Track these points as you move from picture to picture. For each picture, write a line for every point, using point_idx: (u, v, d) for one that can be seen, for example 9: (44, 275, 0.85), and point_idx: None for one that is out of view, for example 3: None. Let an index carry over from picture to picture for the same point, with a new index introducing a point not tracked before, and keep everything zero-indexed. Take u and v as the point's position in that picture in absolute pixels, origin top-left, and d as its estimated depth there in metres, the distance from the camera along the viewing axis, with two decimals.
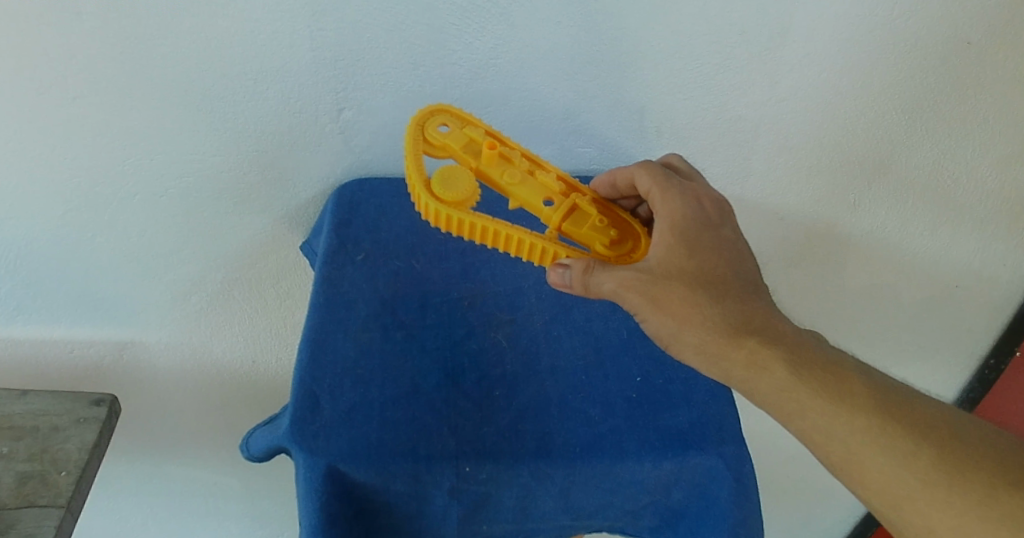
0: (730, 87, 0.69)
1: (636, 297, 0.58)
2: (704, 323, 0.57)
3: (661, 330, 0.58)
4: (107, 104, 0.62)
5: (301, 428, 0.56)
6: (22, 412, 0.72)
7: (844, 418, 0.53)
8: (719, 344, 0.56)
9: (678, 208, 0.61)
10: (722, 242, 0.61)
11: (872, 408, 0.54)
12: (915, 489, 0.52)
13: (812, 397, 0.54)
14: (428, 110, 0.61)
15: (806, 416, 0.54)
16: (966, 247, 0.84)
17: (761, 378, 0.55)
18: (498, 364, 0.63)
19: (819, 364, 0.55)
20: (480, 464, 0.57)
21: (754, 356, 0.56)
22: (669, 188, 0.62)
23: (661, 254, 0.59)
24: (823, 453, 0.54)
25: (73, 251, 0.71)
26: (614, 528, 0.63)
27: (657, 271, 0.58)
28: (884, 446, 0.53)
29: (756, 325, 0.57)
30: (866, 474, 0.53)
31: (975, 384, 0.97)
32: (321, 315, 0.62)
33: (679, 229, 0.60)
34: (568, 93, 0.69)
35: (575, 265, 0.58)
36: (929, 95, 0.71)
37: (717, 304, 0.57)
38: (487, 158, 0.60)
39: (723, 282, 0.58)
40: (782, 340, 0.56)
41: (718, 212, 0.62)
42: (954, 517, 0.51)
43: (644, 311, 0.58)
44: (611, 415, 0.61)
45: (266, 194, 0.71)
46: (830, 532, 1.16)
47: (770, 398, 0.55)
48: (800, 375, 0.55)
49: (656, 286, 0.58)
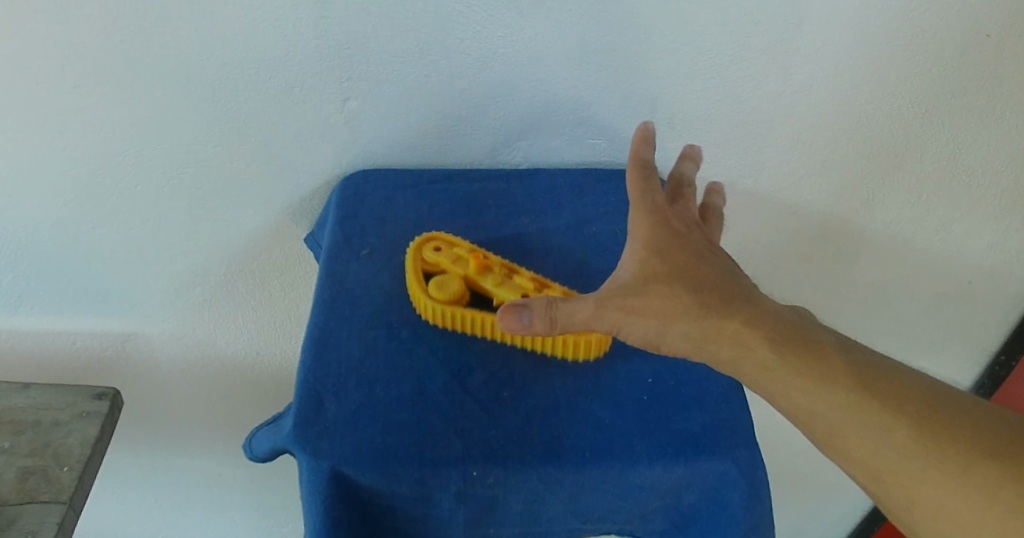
0: (744, 78, 0.68)
1: (614, 304, 0.53)
2: (686, 313, 0.53)
3: (645, 335, 0.53)
4: (106, 93, 0.62)
5: (305, 429, 0.51)
6: (23, 406, 0.72)
7: (826, 394, 0.50)
8: (702, 328, 0.52)
9: (651, 226, 0.57)
10: (695, 246, 0.57)
11: (853, 384, 0.51)
12: (898, 461, 0.49)
13: (795, 374, 0.51)
14: (420, 238, 0.62)
15: (789, 395, 0.51)
16: (981, 241, 0.82)
17: (743, 358, 0.52)
18: (505, 365, 0.56)
19: (799, 340, 0.52)
20: (487, 467, 0.51)
21: (735, 337, 0.52)
22: (641, 207, 0.58)
23: (634, 263, 0.55)
24: (805, 429, 0.52)
25: (75, 242, 0.70)
26: (622, 532, 0.56)
27: (631, 280, 0.54)
28: (866, 420, 0.50)
29: (736, 307, 0.53)
30: (850, 447, 0.50)
31: (986, 380, 0.95)
32: (326, 312, 0.58)
33: (651, 242, 0.56)
34: (578, 83, 0.67)
35: (535, 305, 0.53)
36: (945, 88, 0.70)
37: (694, 293, 0.53)
38: (474, 267, 0.59)
39: (699, 277, 0.54)
40: (764, 319, 0.53)
41: (687, 224, 0.59)
42: (936, 489, 0.48)
43: (624, 324, 0.53)
44: (622, 418, 0.54)
45: (269, 186, 0.69)
46: (838, 527, 1.15)
47: (753, 378, 0.52)
48: (783, 352, 0.51)
49: (632, 289, 0.53)
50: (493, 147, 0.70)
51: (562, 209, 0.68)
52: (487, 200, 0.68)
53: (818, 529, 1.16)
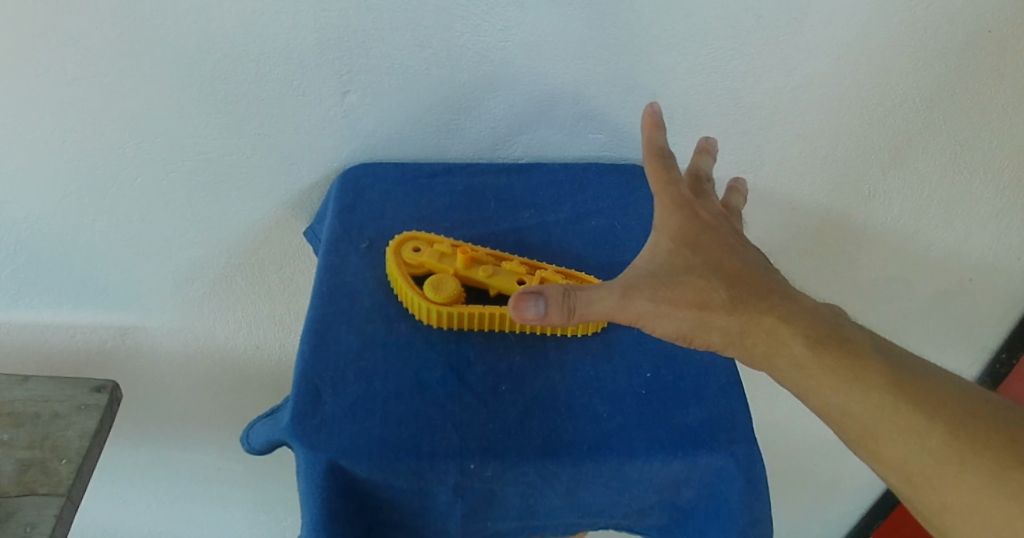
0: (745, 74, 0.68)
1: (646, 294, 0.51)
2: (721, 308, 0.52)
3: (677, 329, 0.52)
4: (104, 86, 0.62)
5: (302, 422, 0.50)
6: (23, 398, 0.71)
7: (860, 394, 0.51)
8: (740, 325, 0.52)
9: (679, 219, 0.56)
10: (725, 240, 0.56)
11: (886, 386, 0.52)
12: (928, 464, 0.51)
13: (829, 373, 0.52)
14: (401, 238, 0.61)
15: (823, 393, 0.52)
16: (981, 238, 0.82)
17: (779, 355, 0.52)
18: (505, 357, 0.55)
19: (834, 339, 0.53)
20: (485, 460, 0.50)
21: (772, 334, 0.52)
22: (667, 199, 0.57)
23: (662, 255, 0.54)
24: (838, 428, 0.53)
25: (75, 235, 0.70)
26: (619, 527, 0.57)
27: (660, 272, 0.53)
28: (899, 422, 0.51)
29: (772, 303, 0.53)
30: (882, 449, 0.52)
31: (986, 377, 0.95)
32: (324, 305, 0.57)
33: (680, 235, 0.55)
34: (578, 77, 0.67)
35: (548, 293, 0.50)
36: (947, 84, 0.70)
37: (731, 290, 0.53)
38: (462, 261, 0.59)
39: (733, 272, 0.54)
40: (800, 317, 0.53)
41: (715, 216, 0.57)
42: (966, 492, 0.50)
43: (653, 317, 0.51)
44: (620, 411, 0.53)
45: (269, 179, 0.69)
46: (836, 525, 1.15)
47: (788, 375, 0.52)
48: (820, 351, 0.52)
49: (665, 282, 0.52)
50: (493, 141, 0.70)
51: (562, 204, 0.68)
52: (486, 193, 0.68)
53: (817, 526, 1.16)
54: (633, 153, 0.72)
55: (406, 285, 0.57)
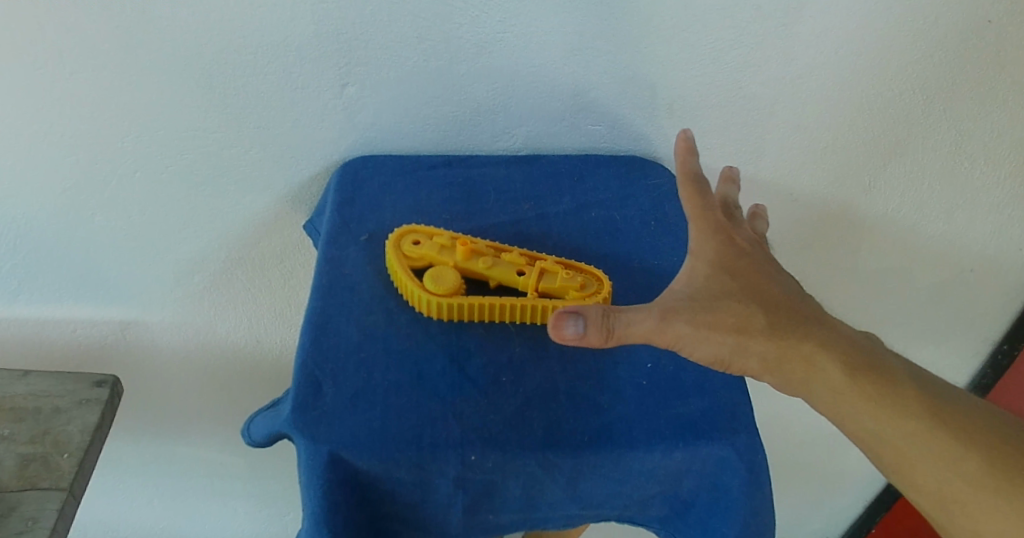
0: (745, 65, 0.67)
1: (683, 317, 0.50)
2: (759, 333, 0.52)
3: (714, 353, 0.51)
4: (102, 80, 0.61)
5: (303, 413, 0.50)
6: (24, 393, 0.72)
7: (894, 421, 0.52)
8: (778, 351, 0.52)
9: (715, 245, 0.55)
10: (760, 266, 0.55)
11: (921, 414, 0.53)
12: (963, 491, 0.52)
13: (866, 401, 0.52)
14: (401, 230, 0.61)
15: (859, 420, 0.53)
16: (982, 229, 0.82)
17: (817, 383, 0.52)
18: (505, 348, 0.55)
19: (869, 366, 0.53)
20: (487, 451, 0.50)
21: (809, 361, 0.52)
22: (702, 224, 0.57)
23: (700, 279, 0.53)
24: (872, 455, 0.54)
25: (75, 229, 0.70)
26: (621, 518, 0.56)
27: (699, 297, 0.52)
28: (935, 450, 0.53)
29: (809, 330, 0.53)
30: (916, 476, 0.53)
31: (988, 369, 0.95)
32: (324, 297, 0.57)
33: (716, 261, 0.54)
34: (576, 68, 0.67)
35: (588, 313, 0.48)
36: (947, 73, 0.69)
37: (768, 316, 0.53)
38: (462, 253, 0.59)
39: (770, 298, 0.54)
40: (836, 345, 0.53)
41: (749, 244, 0.57)
42: (1002, 521, 0.52)
43: (690, 341, 0.50)
44: (621, 402, 0.53)
45: (268, 173, 0.69)
46: (838, 517, 1.15)
47: (825, 401, 0.53)
48: (857, 378, 0.52)
49: (703, 306, 0.51)
50: (492, 133, 0.70)
51: (562, 195, 0.67)
52: (486, 185, 0.67)
53: (820, 519, 1.16)
54: (633, 145, 0.72)
55: (406, 277, 0.57)
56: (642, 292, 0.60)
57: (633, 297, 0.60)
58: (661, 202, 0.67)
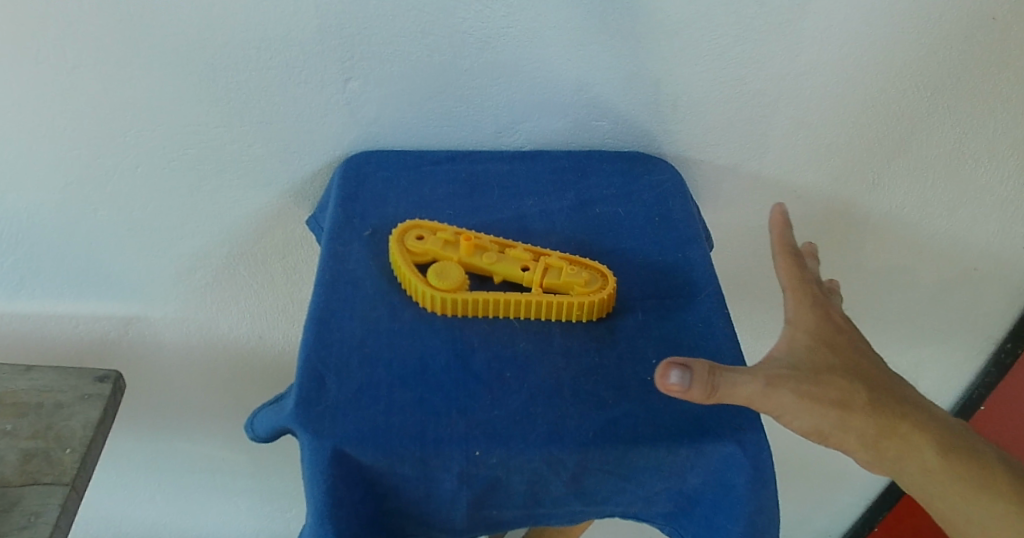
0: (749, 61, 0.67)
1: (791, 387, 0.48)
2: (861, 408, 0.50)
3: (816, 426, 0.49)
4: (104, 74, 0.61)
5: (306, 409, 0.50)
6: (26, 388, 0.72)
7: (963, 488, 0.54)
8: (877, 428, 0.51)
9: (813, 317, 0.54)
10: (857, 343, 0.54)
11: (982, 480, 0.55)
12: None
13: (945, 475, 0.53)
14: (404, 225, 0.61)
15: (934, 490, 0.54)
16: (986, 227, 0.82)
17: (907, 456, 0.52)
18: (509, 343, 0.55)
19: (951, 443, 0.54)
20: (491, 447, 0.50)
21: (905, 439, 0.51)
22: (799, 295, 0.55)
23: (801, 351, 0.52)
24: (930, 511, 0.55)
25: (77, 224, 0.70)
26: (625, 515, 0.56)
27: (803, 368, 0.50)
28: (990, 507, 0.55)
29: (906, 410, 0.52)
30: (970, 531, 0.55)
31: (991, 367, 0.95)
32: (327, 292, 0.57)
33: (814, 332, 0.53)
34: (580, 63, 0.66)
35: (694, 365, 0.46)
36: (952, 70, 0.69)
37: (869, 392, 0.51)
38: (466, 249, 0.59)
39: (868, 374, 0.52)
40: (929, 424, 0.53)
41: (845, 320, 0.55)
42: None
43: (793, 410, 0.48)
44: (626, 398, 0.53)
45: (270, 168, 0.69)
46: (840, 515, 1.15)
47: (909, 473, 0.52)
48: (943, 455, 0.53)
49: (809, 379, 0.50)
50: (496, 129, 0.70)
51: (566, 191, 0.67)
52: (490, 181, 0.67)
53: (823, 517, 1.16)
54: (637, 141, 0.72)
55: (410, 273, 0.57)
56: (646, 288, 0.60)
57: (638, 293, 0.59)
58: (665, 199, 0.67)
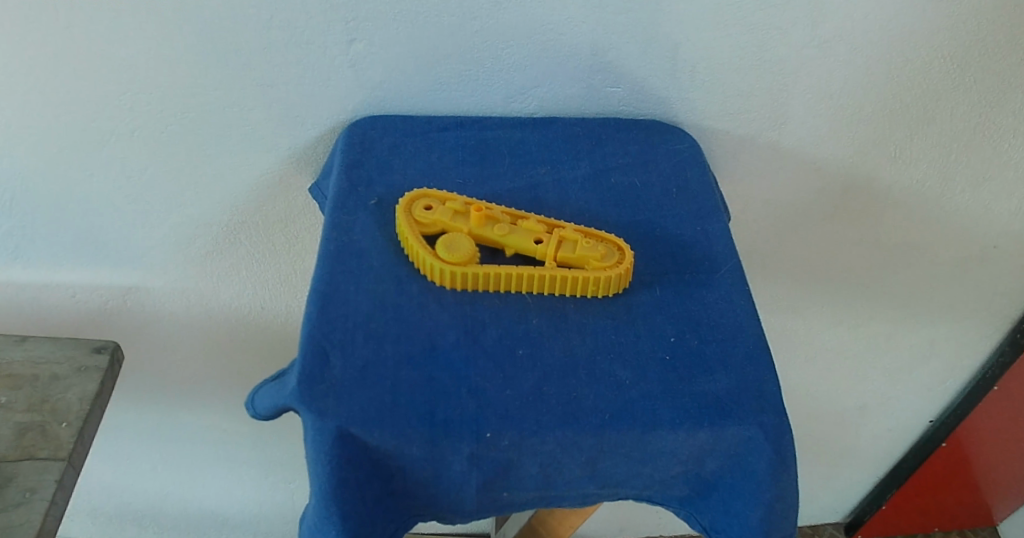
0: (773, 27, 0.64)
1: None
2: None
3: None
4: (97, 33, 0.58)
5: (309, 387, 0.48)
6: (22, 360, 0.70)
7: None
8: None
9: None
10: None
11: None
12: None
13: None
14: (413, 194, 0.58)
15: None
16: (1008, 203, 0.80)
17: None
18: (521, 320, 0.53)
19: None
20: (504, 428, 0.48)
21: None
22: None
23: None
24: None
25: (72, 189, 0.68)
26: (639, 498, 0.54)
27: None
28: None
29: None
30: None
31: (1007, 346, 0.93)
32: (332, 264, 0.54)
33: None
34: (595, 26, 0.63)
35: None
36: (983, 40, 0.66)
37: None
38: (476, 219, 0.56)
39: None
40: None
41: None
42: None
43: None
44: (643, 379, 0.50)
45: (271, 133, 0.66)
46: (848, 493, 1.14)
47: None
48: None
49: None
50: (506, 94, 0.67)
51: (580, 160, 0.64)
52: (500, 149, 0.64)
53: (831, 495, 1.14)
54: (653, 108, 0.69)
55: (418, 244, 0.54)
56: (664, 262, 0.57)
57: (655, 267, 0.57)
58: (683, 169, 0.64)
